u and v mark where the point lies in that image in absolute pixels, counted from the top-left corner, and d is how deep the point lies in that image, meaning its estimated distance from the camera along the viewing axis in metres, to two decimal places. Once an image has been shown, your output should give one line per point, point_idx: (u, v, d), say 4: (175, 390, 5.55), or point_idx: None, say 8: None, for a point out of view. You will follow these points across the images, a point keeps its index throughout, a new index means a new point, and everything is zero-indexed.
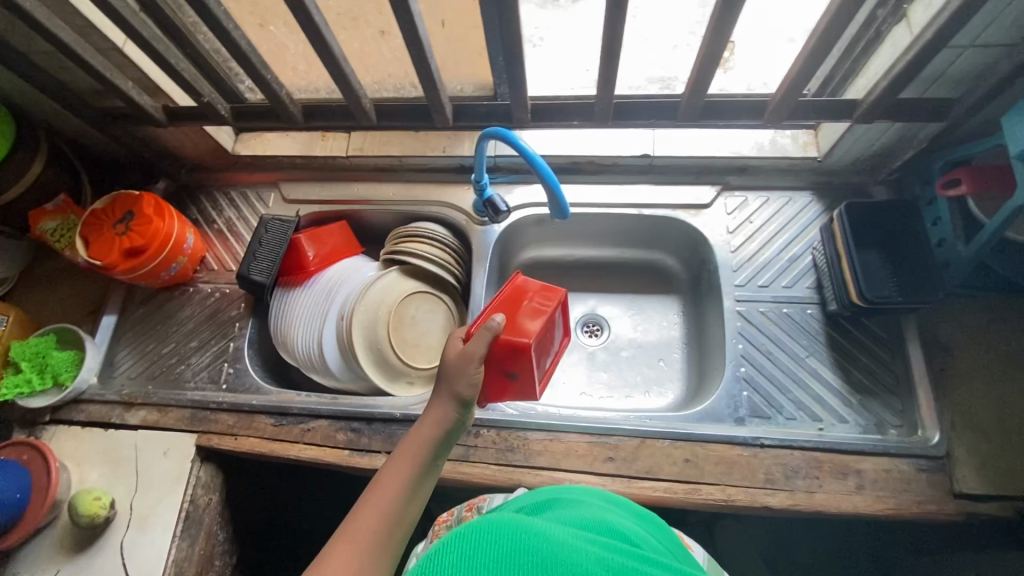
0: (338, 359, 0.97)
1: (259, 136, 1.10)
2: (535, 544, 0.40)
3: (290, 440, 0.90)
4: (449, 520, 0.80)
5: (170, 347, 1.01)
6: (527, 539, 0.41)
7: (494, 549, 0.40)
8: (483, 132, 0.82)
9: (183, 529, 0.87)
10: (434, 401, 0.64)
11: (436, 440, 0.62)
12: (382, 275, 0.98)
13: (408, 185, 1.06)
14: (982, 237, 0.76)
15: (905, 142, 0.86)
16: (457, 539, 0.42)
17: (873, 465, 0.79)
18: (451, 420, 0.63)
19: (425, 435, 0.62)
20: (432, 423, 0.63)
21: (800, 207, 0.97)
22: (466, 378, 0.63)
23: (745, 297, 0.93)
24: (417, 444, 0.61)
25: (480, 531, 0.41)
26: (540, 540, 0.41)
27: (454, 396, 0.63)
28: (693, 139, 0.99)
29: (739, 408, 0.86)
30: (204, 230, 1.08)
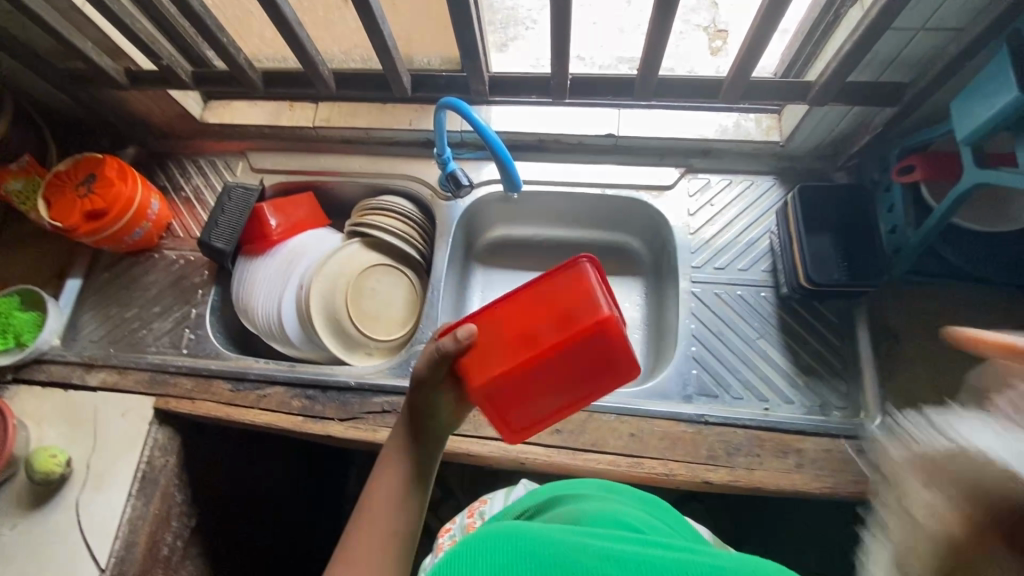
0: (298, 328, 0.98)
1: (227, 104, 1.10)
2: (535, 547, 0.41)
3: (246, 406, 0.91)
4: (452, 529, 0.84)
5: (133, 311, 1.01)
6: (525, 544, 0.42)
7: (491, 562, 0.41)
8: (440, 102, 0.82)
9: (138, 489, 0.89)
10: (414, 400, 0.56)
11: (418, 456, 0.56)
12: (344, 247, 0.99)
13: (375, 158, 1.06)
14: (930, 224, 0.77)
15: (864, 127, 0.86)
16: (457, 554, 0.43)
17: (814, 445, 0.80)
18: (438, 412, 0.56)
19: (405, 449, 0.56)
20: (410, 432, 0.57)
21: (762, 191, 0.97)
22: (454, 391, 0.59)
23: (701, 278, 0.94)
24: (398, 461, 0.56)
25: (479, 544, 0.43)
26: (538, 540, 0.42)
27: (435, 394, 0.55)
28: (658, 119, 0.99)
29: (687, 386, 0.87)
30: (171, 197, 1.08)
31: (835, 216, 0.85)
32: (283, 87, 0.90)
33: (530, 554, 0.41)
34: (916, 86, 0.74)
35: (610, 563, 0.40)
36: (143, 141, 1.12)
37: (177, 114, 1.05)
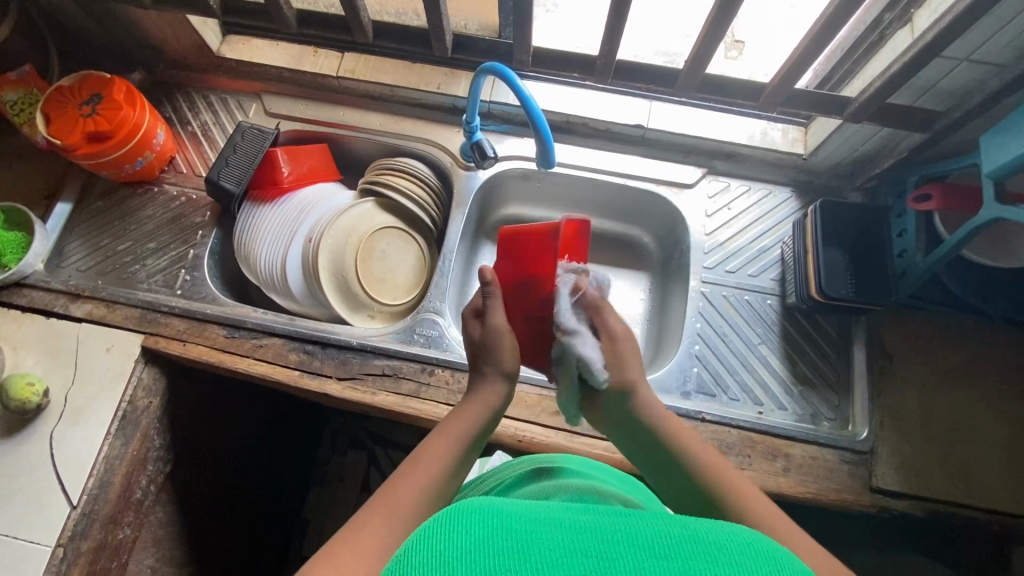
0: (302, 282, 0.95)
1: (248, 41, 1.04)
2: (505, 523, 0.41)
3: (240, 354, 0.88)
4: None
5: (126, 245, 0.97)
6: (497, 522, 0.41)
7: (464, 540, 0.39)
8: (482, 67, 0.80)
9: (117, 428, 0.85)
10: (483, 384, 0.66)
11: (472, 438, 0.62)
12: (358, 204, 0.97)
13: (396, 118, 1.03)
14: (941, 252, 0.79)
15: (888, 151, 0.88)
16: (422, 539, 0.40)
17: (802, 452, 0.83)
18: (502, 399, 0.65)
19: (463, 428, 0.62)
20: (473, 411, 0.63)
21: (778, 202, 0.99)
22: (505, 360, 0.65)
23: (711, 279, 0.95)
24: (457, 428, 0.62)
25: (449, 524, 0.41)
26: (510, 517, 0.41)
27: (504, 380, 0.65)
28: (687, 116, 0.99)
29: (687, 382, 0.88)
30: (177, 130, 1.04)
31: (850, 235, 0.88)
32: (314, 29, 0.86)
33: (506, 531, 0.40)
34: (949, 116, 0.76)
35: (585, 536, 0.40)
36: (152, 67, 1.06)
37: (193, 43, 1.00)
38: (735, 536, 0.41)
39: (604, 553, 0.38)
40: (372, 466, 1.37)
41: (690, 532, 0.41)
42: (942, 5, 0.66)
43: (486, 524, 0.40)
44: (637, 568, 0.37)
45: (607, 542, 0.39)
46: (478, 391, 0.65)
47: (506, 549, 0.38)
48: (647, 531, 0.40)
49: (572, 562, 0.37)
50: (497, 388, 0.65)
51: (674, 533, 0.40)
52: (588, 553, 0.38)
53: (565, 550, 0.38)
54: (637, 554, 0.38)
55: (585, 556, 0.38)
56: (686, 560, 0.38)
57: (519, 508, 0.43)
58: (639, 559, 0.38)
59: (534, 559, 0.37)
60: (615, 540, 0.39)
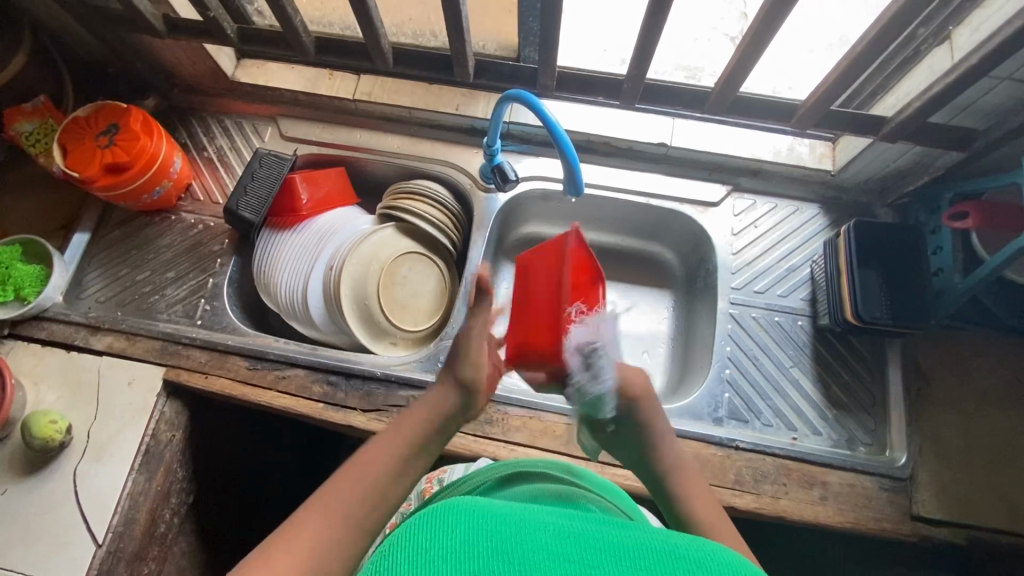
0: (322, 310, 0.94)
1: (262, 64, 1.03)
2: (491, 525, 0.42)
3: (263, 385, 0.87)
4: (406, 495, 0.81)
5: (145, 275, 0.96)
6: (485, 523, 0.42)
7: (448, 540, 0.40)
8: (504, 92, 0.79)
9: (141, 463, 0.84)
10: (437, 386, 0.67)
11: (452, 399, 0.65)
12: (378, 229, 0.95)
13: (413, 139, 1.02)
14: (981, 273, 0.77)
15: (921, 168, 0.85)
16: (408, 535, 0.42)
17: (839, 479, 0.81)
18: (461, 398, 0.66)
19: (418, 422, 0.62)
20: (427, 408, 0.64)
21: (806, 219, 0.97)
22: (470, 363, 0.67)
23: (740, 300, 0.93)
24: (408, 423, 0.62)
25: (436, 520, 0.42)
26: (497, 523, 0.42)
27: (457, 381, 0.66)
28: (711, 133, 0.97)
29: (718, 408, 0.86)
30: (193, 156, 1.03)
31: (885, 254, 0.85)
32: (333, 56, 0.85)
33: (491, 533, 0.41)
34: (988, 135, 0.73)
35: (568, 542, 0.40)
36: (166, 93, 1.05)
37: (208, 68, 0.98)
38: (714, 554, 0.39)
39: (584, 559, 0.38)
40: None
41: (677, 545, 0.40)
42: (985, 24, 0.64)
43: (473, 525, 0.42)
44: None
45: (588, 549, 0.39)
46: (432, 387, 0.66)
47: (489, 549, 0.39)
48: (630, 541, 0.40)
49: (549, 565, 0.37)
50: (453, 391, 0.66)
51: (659, 545, 0.40)
52: (569, 559, 0.38)
53: (545, 554, 0.38)
54: (618, 561, 0.38)
55: (566, 562, 0.38)
56: (668, 569, 0.37)
57: (507, 513, 0.44)
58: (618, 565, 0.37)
59: (514, 560, 0.38)
60: (597, 547, 0.39)
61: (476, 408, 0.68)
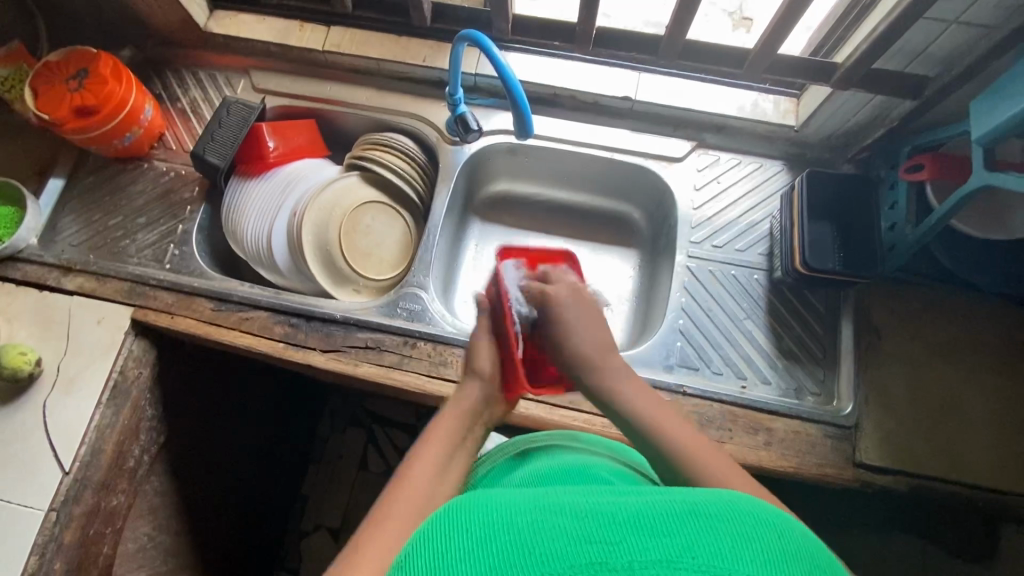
0: (287, 256, 0.96)
1: (234, 15, 1.04)
2: (503, 518, 0.39)
3: (227, 327, 0.89)
4: None
5: (117, 220, 0.98)
6: (496, 516, 0.39)
7: (463, 541, 0.38)
8: (459, 35, 0.80)
9: (108, 398, 0.88)
10: (460, 391, 0.66)
11: (475, 392, 0.66)
12: (342, 179, 0.97)
13: (382, 92, 1.03)
14: (931, 222, 0.77)
15: (880, 121, 0.85)
16: (426, 540, 0.40)
17: (785, 426, 0.82)
18: (485, 393, 0.67)
19: (451, 421, 0.62)
20: (454, 417, 0.63)
21: (768, 175, 0.97)
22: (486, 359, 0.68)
23: (698, 254, 0.93)
24: (440, 433, 0.60)
25: (448, 525, 0.40)
26: (509, 520, 0.39)
27: (479, 375, 0.67)
28: (676, 88, 0.97)
29: (670, 356, 0.88)
30: (166, 107, 1.05)
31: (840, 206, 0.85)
32: None
33: (504, 526, 0.38)
34: (939, 81, 0.73)
35: (585, 517, 0.38)
36: (141, 44, 1.07)
37: (180, 18, 1.00)
38: (740, 507, 0.38)
39: (604, 537, 0.36)
40: (371, 444, 1.39)
41: (693, 504, 0.38)
42: None
43: (485, 522, 0.39)
44: (643, 553, 0.34)
45: (608, 523, 0.37)
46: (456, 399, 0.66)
47: (504, 545, 0.37)
48: (649, 508, 0.38)
49: (573, 551, 0.35)
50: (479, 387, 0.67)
51: (673, 508, 0.38)
52: (589, 539, 0.36)
53: (566, 539, 0.36)
54: (639, 532, 0.36)
55: (587, 543, 0.35)
56: (688, 535, 0.36)
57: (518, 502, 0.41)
58: (641, 539, 0.35)
59: (531, 553, 0.36)
60: (615, 519, 0.37)
61: (496, 415, 0.68)
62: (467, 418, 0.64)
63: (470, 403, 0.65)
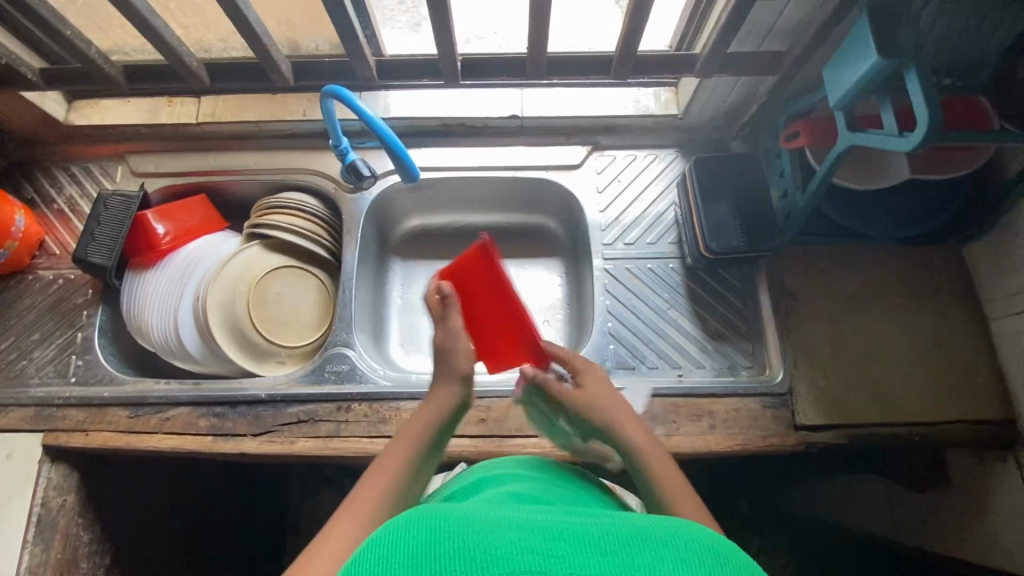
0: (198, 342, 0.91)
1: (96, 102, 0.99)
2: (455, 526, 0.37)
3: (148, 431, 0.84)
4: None
5: (8, 342, 0.91)
6: (450, 526, 0.37)
7: (410, 545, 0.37)
8: (324, 91, 0.78)
9: (34, 535, 0.82)
10: (437, 387, 0.63)
11: (453, 394, 0.62)
12: (241, 252, 0.93)
13: (269, 153, 1.00)
14: (816, 184, 0.80)
15: (753, 96, 0.88)
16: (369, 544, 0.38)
17: (725, 406, 0.84)
18: (460, 394, 0.63)
19: (415, 433, 0.60)
20: (426, 418, 0.61)
21: (666, 164, 0.99)
22: (455, 357, 0.64)
23: (613, 255, 0.94)
24: (406, 438, 0.59)
25: (398, 530, 0.38)
26: (460, 524, 0.38)
27: (458, 377, 0.63)
28: (560, 97, 0.98)
29: (606, 361, 0.88)
30: (41, 210, 0.98)
31: (733, 185, 0.88)
32: (148, 82, 0.83)
33: (452, 534, 0.37)
34: (792, 56, 0.77)
35: (537, 533, 0.37)
36: (2, 149, 1.00)
37: (35, 117, 0.94)
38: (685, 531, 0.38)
39: (549, 550, 0.36)
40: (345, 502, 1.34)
41: (641, 527, 0.38)
42: None
43: (438, 533, 0.37)
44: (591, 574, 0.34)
45: (556, 541, 0.36)
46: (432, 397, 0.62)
47: (450, 557, 0.35)
48: (599, 529, 0.38)
49: (515, 560, 0.35)
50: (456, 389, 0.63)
51: (619, 530, 0.38)
52: (534, 551, 0.36)
53: (512, 548, 0.36)
54: (583, 551, 0.36)
55: (531, 554, 0.35)
56: (634, 555, 0.36)
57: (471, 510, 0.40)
58: (586, 557, 0.35)
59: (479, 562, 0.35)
60: (564, 537, 0.37)
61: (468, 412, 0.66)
62: (433, 429, 0.60)
63: (443, 408, 0.62)
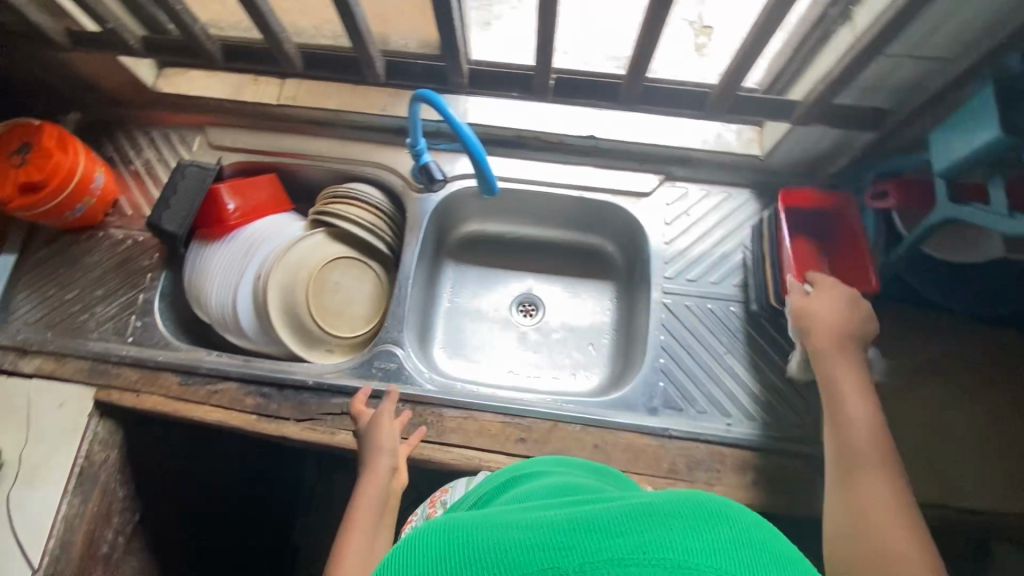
0: (253, 320, 0.92)
1: (182, 72, 1.01)
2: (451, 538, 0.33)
3: (196, 401, 0.86)
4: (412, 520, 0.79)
5: (74, 294, 0.94)
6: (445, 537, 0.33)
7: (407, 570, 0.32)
8: (415, 95, 0.79)
9: (76, 485, 0.84)
10: (370, 462, 0.75)
11: (386, 461, 0.75)
12: (306, 238, 0.94)
13: (343, 142, 1.00)
14: (903, 249, 0.79)
15: (842, 148, 0.85)
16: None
17: (773, 462, 0.81)
18: (393, 460, 0.76)
19: (368, 507, 0.71)
20: (371, 492, 0.73)
21: (738, 205, 0.97)
22: (383, 434, 0.77)
23: (674, 290, 0.92)
24: (362, 512, 0.71)
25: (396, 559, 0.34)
26: (471, 527, 0.34)
27: (377, 450, 0.76)
28: (639, 123, 0.97)
29: (653, 398, 0.86)
30: (119, 170, 1.01)
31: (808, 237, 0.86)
32: (243, 62, 0.84)
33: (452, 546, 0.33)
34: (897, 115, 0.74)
35: (541, 528, 0.32)
36: (88, 106, 1.03)
37: (126, 81, 0.96)
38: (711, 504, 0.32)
39: (554, 542, 0.31)
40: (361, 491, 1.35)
41: (650, 502, 0.32)
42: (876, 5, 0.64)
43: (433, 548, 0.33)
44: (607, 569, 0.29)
45: (562, 531, 0.31)
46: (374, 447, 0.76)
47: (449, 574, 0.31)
48: (608, 512, 0.32)
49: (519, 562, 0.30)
50: (384, 455, 0.75)
51: (626, 506, 0.32)
52: (539, 547, 0.31)
53: (516, 548, 0.31)
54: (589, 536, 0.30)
55: (539, 551, 0.30)
56: (648, 535, 0.30)
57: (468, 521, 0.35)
58: (596, 542, 0.30)
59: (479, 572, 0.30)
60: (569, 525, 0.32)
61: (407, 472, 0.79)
62: (381, 500, 0.72)
63: (382, 479, 0.74)
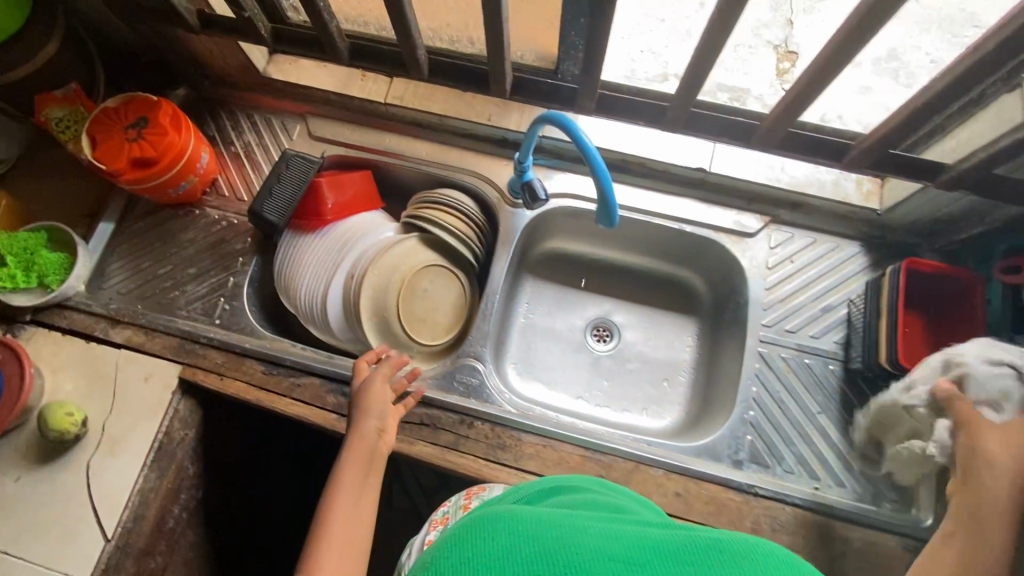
0: (340, 317, 0.92)
1: (294, 60, 1.02)
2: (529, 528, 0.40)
3: (278, 392, 0.86)
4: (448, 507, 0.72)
5: (167, 269, 0.95)
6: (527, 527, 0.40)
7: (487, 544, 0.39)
8: (541, 116, 0.77)
9: (153, 460, 0.85)
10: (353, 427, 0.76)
11: (370, 423, 0.75)
12: (402, 241, 0.94)
13: (443, 147, 0.99)
14: None
15: (975, 215, 0.80)
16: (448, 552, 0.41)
17: (864, 536, 0.77)
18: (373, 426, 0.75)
19: (351, 473, 0.71)
20: (354, 457, 0.72)
21: (845, 257, 0.92)
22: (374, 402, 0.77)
23: (770, 339, 0.89)
24: (348, 476, 0.71)
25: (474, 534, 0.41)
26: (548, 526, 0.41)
27: (361, 414, 0.76)
28: (751, 161, 0.93)
29: (739, 450, 0.84)
30: (220, 150, 1.02)
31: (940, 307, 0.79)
32: (366, 60, 0.83)
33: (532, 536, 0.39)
34: None
35: (615, 541, 0.39)
36: (196, 83, 1.04)
37: (239, 64, 0.96)
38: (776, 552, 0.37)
39: (626, 558, 0.37)
40: None
41: (723, 541, 0.38)
42: None
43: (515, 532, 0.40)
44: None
45: (638, 551, 0.38)
46: (365, 406, 0.76)
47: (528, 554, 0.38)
48: (674, 541, 0.39)
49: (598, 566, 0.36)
50: (366, 416, 0.76)
51: (694, 540, 0.38)
52: (617, 559, 0.37)
53: (597, 554, 0.37)
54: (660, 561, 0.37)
55: (614, 562, 0.37)
56: (713, 564, 0.36)
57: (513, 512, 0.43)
58: (664, 566, 0.36)
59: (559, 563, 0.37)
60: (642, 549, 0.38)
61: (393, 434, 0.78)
62: (364, 460, 0.72)
63: (367, 443, 0.74)
